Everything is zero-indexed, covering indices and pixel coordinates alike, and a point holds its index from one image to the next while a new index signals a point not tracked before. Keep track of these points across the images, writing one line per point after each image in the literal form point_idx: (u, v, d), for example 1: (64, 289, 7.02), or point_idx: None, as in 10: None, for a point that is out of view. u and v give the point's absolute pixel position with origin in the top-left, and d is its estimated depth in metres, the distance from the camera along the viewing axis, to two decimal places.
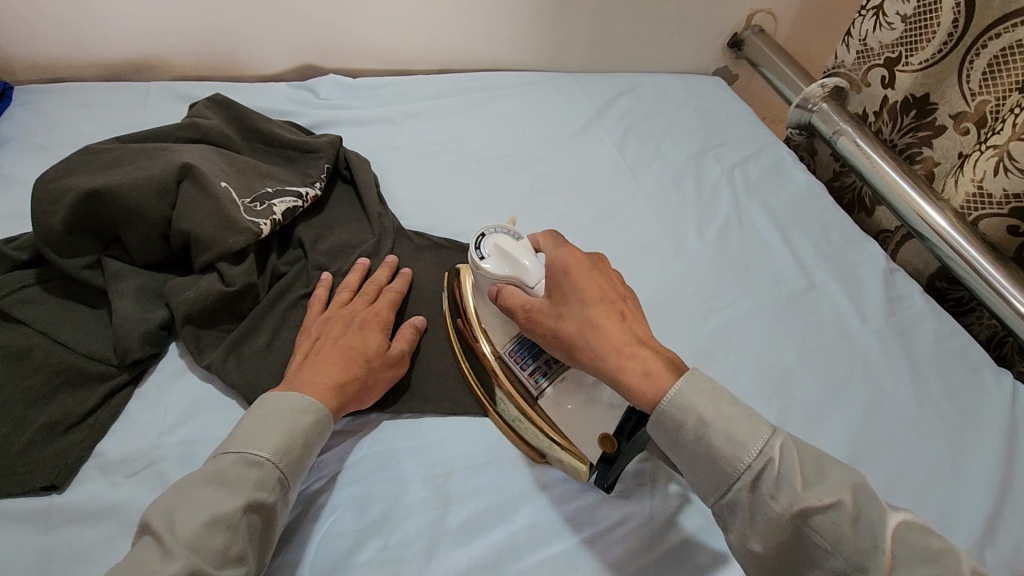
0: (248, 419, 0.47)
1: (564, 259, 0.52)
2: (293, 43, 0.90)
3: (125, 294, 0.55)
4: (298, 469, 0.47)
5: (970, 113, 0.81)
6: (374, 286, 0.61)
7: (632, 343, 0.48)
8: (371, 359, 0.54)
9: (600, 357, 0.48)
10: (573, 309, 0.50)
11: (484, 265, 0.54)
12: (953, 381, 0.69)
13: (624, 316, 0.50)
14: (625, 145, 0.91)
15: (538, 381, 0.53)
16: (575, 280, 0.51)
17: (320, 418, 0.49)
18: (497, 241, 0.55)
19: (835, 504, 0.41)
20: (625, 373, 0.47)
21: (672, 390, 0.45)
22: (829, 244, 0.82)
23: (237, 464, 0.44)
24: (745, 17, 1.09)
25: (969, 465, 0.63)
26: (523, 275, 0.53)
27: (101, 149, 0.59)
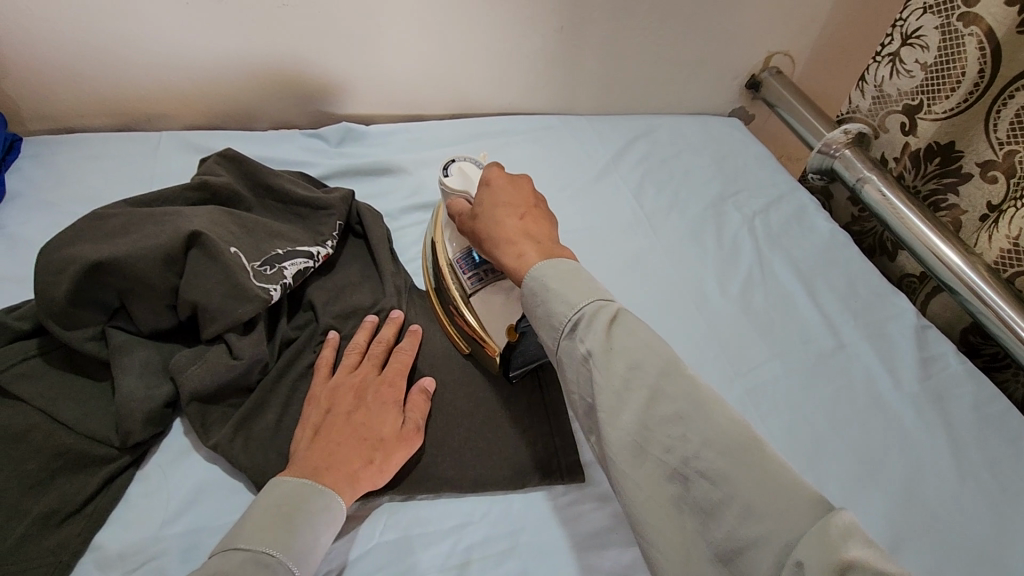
0: (256, 511, 0.45)
1: (485, 175, 0.58)
2: (304, 90, 0.89)
3: (128, 370, 0.52)
4: (309, 565, 0.45)
5: (998, 163, 0.79)
6: (382, 348, 0.59)
7: (521, 235, 0.53)
8: (385, 440, 0.51)
9: (495, 246, 0.54)
10: (488, 210, 0.56)
11: (445, 181, 0.61)
12: (994, 453, 0.66)
13: (523, 215, 0.55)
14: (643, 193, 0.89)
15: (472, 283, 0.60)
16: (491, 186, 0.57)
17: (332, 507, 0.47)
18: (461, 166, 0.62)
19: (730, 466, 0.38)
20: (504, 256, 0.53)
21: (538, 266, 0.50)
22: (856, 298, 0.79)
23: (246, 566, 0.41)
24: (762, 59, 1.07)
25: (1017, 548, 0.59)
26: (471, 193, 0.61)
27: (108, 213, 0.57)
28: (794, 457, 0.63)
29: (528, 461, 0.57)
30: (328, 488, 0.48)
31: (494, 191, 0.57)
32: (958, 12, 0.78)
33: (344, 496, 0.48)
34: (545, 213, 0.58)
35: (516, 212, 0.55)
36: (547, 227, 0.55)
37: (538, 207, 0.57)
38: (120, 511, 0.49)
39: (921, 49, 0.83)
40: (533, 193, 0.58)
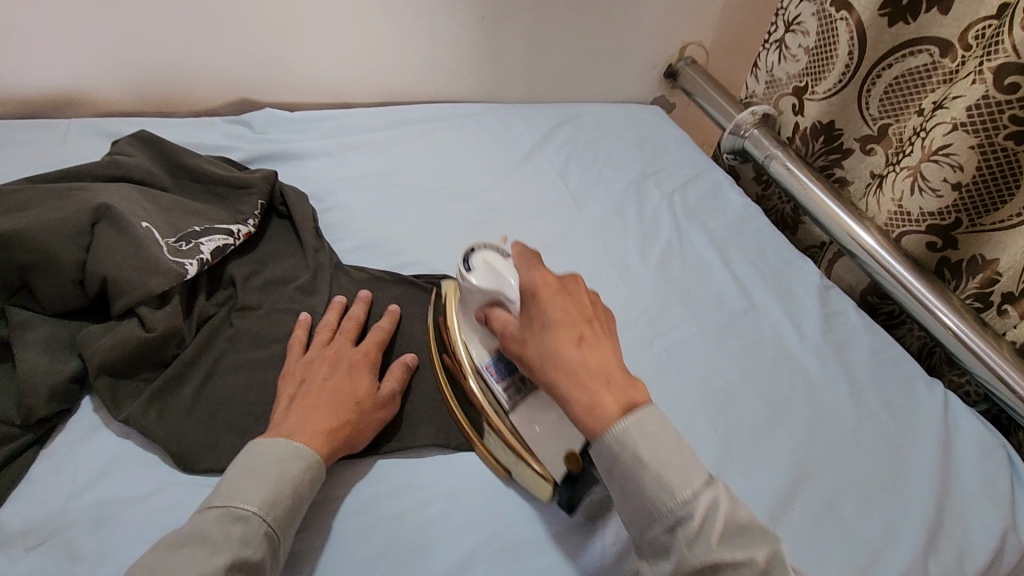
0: (232, 470, 0.47)
1: (531, 287, 0.52)
2: (227, 79, 0.88)
3: (31, 347, 0.51)
4: (287, 523, 0.46)
5: (875, 136, 0.88)
6: (353, 322, 0.60)
7: (587, 373, 0.47)
8: (361, 402, 0.53)
9: (565, 391, 0.47)
10: (536, 336, 0.50)
11: (468, 279, 0.57)
12: (889, 393, 0.71)
13: (608, 380, 0.47)
14: (568, 173, 0.92)
15: (511, 395, 0.55)
16: (544, 305, 0.51)
17: (309, 465, 0.48)
18: (484, 257, 0.57)
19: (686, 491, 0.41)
20: (574, 405, 0.46)
21: (620, 422, 0.44)
22: (766, 264, 0.84)
23: (221, 521, 0.43)
24: (678, 49, 1.13)
25: (911, 475, 0.64)
26: (504, 295, 0.55)
27: (7, 190, 0.56)
28: (711, 406, 0.67)
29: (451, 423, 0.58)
30: (305, 446, 0.48)
31: (563, 358, 0.48)
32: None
33: (322, 456, 0.49)
34: (602, 325, 0.52)
35: (600, 377, 0.47)
36: (609, 347, 0.50)
37: (595, 317, 0.52)
38: (22, 490, 0.47)
39: (803, 35, 0.91)
40: (587, 299, 0.53)
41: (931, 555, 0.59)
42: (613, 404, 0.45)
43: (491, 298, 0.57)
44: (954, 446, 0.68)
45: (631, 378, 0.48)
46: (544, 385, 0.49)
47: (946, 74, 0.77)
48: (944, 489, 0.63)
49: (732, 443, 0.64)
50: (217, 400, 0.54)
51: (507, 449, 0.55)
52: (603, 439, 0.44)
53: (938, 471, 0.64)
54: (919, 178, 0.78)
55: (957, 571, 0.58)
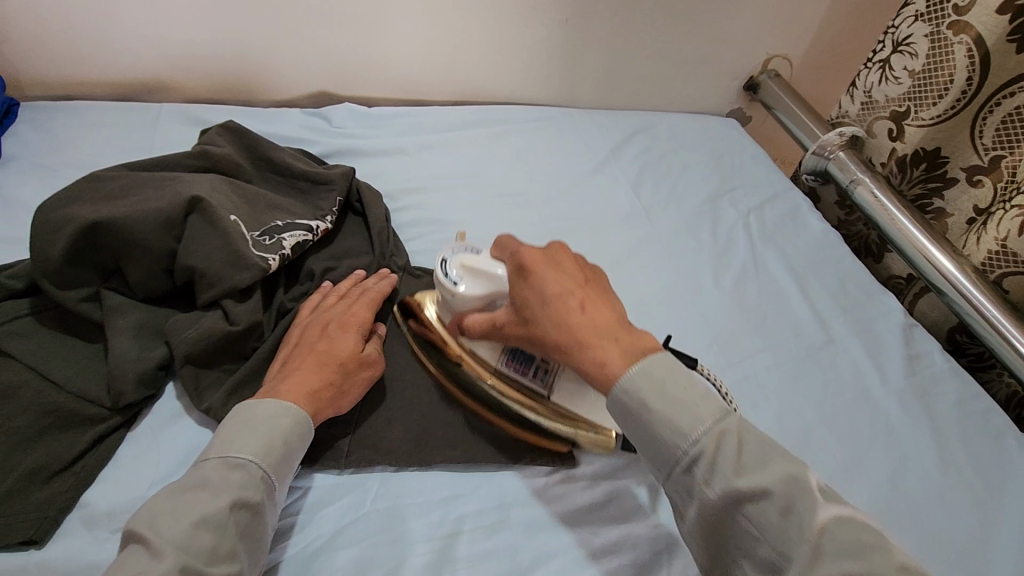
0: (223, 427, 0.46)
1: (519, 261, 0.51)
2: (308, 71, 0.89)
3: (123, 332, 0.52)
4: (282, 473, 0.46)
5: (985, 168, 0.81)
6: (356, 289, 0.61)
7: (597, 333, 0.46)
8: (346, 363, 0.53)
9: (571, 350, 0.46)
10: (541, 309, 0.49)
11: (460, 290, 0.55)
12: (977, 448, 0.67)
13: (616, 336, 0.46)
14: (641, 186, 0.89)
15: (543, 378, 0.54)
16: (538, 281, 0.49)
17: (297, 420, 0.47)
18: (461, 262, 0.56)
19: (767, 492, 0.38)
20: (584, 364, 0.45)
21: (625, 373, 0.43)
22: (847, 296, 0.80)
23: (219, 467, 0.43)
24: (762, 61, 1.08)
25: (1000, 540, 0.60)
26: (499, 293, 0.54)
27: (107, 176, 0.58)
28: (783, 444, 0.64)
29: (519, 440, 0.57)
30: (292, 404, 0.48)
31: (592, 345, 0.46)
32: (947, 21, 0.80)
33: (308, 413, 0.48)
34: (598, 285, 0.51)
35: (607, 334, 0.46)
36: (608, 304, 0.49)
37: (590, 281, 0.50)
38: (108, 472, 0.48)
39: (910, 57, 0.85)
40: (574, 261, 0.51)
41: None
42: (623, 362, 0.44)
43: (484, 300, 0.55)
44: None
45: (634, 330, 0.47)
46: (550, 347, 0.48)
47: None
48: None
49: None
50: None
51: (543, 418, 0.55)
52: (613, 393, 0.44)
53: None
54: None
55: None
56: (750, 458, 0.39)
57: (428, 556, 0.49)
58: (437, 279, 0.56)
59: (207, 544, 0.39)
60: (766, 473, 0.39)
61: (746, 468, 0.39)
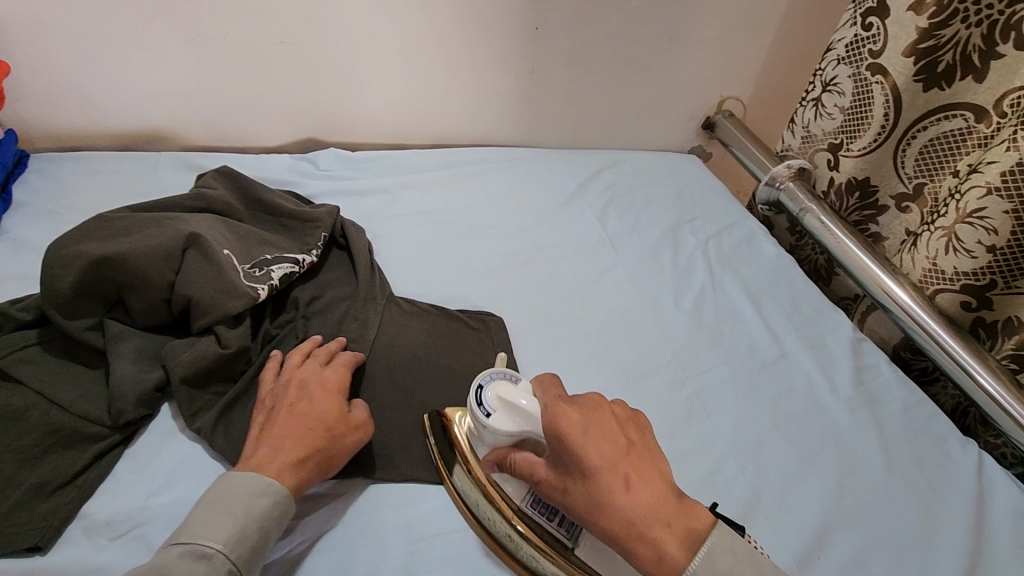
0: (200, 508, 0.48)
1: (557, 424, 0.48)
2: (297, 120, 0.97)
3: (124, 357, 0.57)
4: (252, 560, 0.47)
5: (910, 195, 0.89)
6: (325, 351, 0.62)
7: (653, 521, 0.45)
8: (329, 429, 0.55)
9: (619, 535, 0.46)
10: (602, 465, 0.47)
11: (490, 423, 0.53)
12: (920, 450, 0.72)
13: (669, 522, 0.46)
14: (607, 217, 0.96)
15: (568, 529, 0.52)
16: (577, 447, 0.48)
17: (277, 498, 0.50)
18: (498, 392, 0.54)
19: None
20: (639, 560, 0.45)
21: (687, 569, 0.44)
22: (798, 314, 0.86)
23: (184, 558, 0.45)
24: (716, 103, 1.18)
25: (942, 533, 0.64)
26: (530, 433, 0.52)
27: (112, 217, 0.63)
28: (740, 452, 0.69)
29: None
30: (274, 479, 0.51)
31: (649, 539, 0.45)
32: (866, 63, 0.89)
33: (291, 484, 0.51)
34: (635, 429, 0.52)
35: (656, 520, 0.45)
36: (653, 469, 0.48)
37: (631, 445, 0.49)
38: (107, 485, 0.52)
39: (839, 95, 0.95)
40: (611, 415, 0.51)
41: None
42: (677, 549, 0.44)
43: (514, 441, 0.54)
44: (986, 506, 0.68)
45: (685, 508, 0.47)
46: (594, 529, 0.47)
47: (981, 139, 0.79)
48: (974, 549, 0.63)
49: (761, 489, 0.66)
50: None
51: (559, 568, 0.51)
52: None
53: (969, 532, 0.64)
54: (953, 239, 0.79)
55: None
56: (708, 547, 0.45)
57: (407, 556, 0.53)
58: (470, 408, 0.54)
59: None
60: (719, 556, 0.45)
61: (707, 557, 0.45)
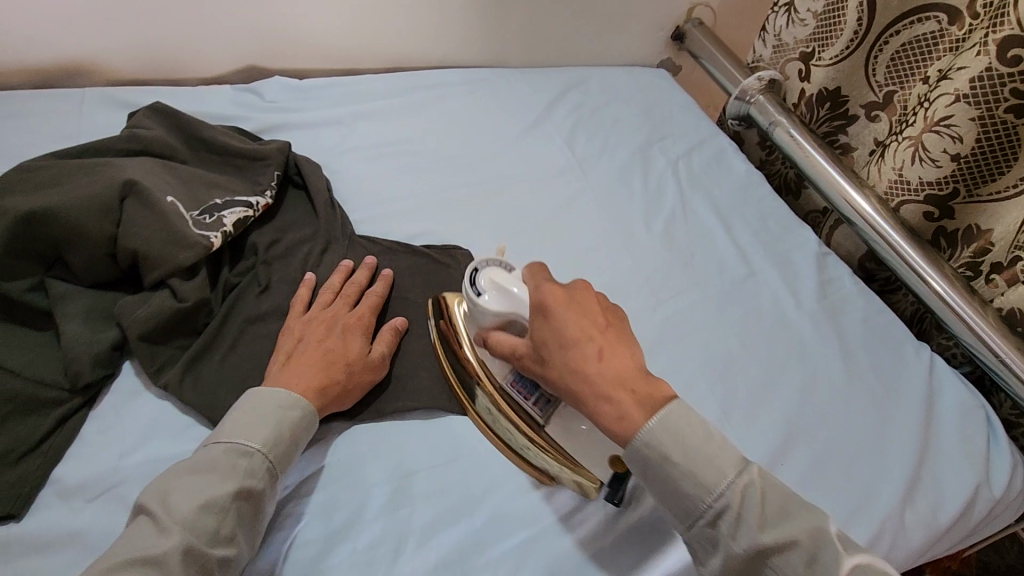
0: (237, 410, 0.50)
1: (541, 298, 0.51)
2: (235, 46, 0.88)
3: (73, 317, 0.54)
4: (286, 459, 0.49)
5: (880, 104, 0.88)
6: (355, 288, 0.63)
7: (615, 384, 0.48)
8: (351, 363, 0.56)
9: (586, 396, 0.48)
10: (573, 334, 0.49)
11: (483, 301, 0.55)
12: (878, 356, 0.75)
13: (630, 387, 0.47)
14: (575, 140, 0.93)
15: (543, 408, 0.55)
16: (556, 319, 0.50)
17: (306, 415, 0.51)
18: (491, 275, 0.57)
19: (790, 545, 0.42)
20: (602, 417, 0.47)
21: (647, 426, 0.46)
22: (767, 231, 0.87)
23: (227, 455, 0.47)
24: (685, 11, 1.12)
25: (895, 431, 0.69)
26: (519, 315, 0.55)
27: (37, 166, 0.58)
28: (711, 371, 0.70)
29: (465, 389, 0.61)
30: (301, 398, 0.52)
31: (613, 399, 0.47)
32: None
33: (315, 408, 0.53)
34: (620, 326, 0.52)
35: (620, 385, 0.47)
36: (627, 350, 0.49)
37: (610, 325, 0.51)
38: (76, 448, 0.51)
39: None
40: (599, 301, 0.51)
41: (907, 508, 0.63)
42: (642, 412, 0.47)
43: (502, 320, 0.56)
44: (935, 405, 0.72)
45: (648, 377, 0.49)
46: (562, 389, 0.50)
47: (953, 42, 0.77)
48: (923, 445, 0.68)
49: (730, 405, 0.68)
50: (243, 368, 0.57)
51: (546, 454, 0.55)
52: (631, 445, 0.46)
53: (918, 430, 0.69)
54: (919, 148, 0.79)
55: (930, 523, 0.63)
56: (771, 514, 0.43)
57: (390, 493, 0.54)
58: (464, 290, 0.57)
59: (209, 527, 0.43)
60: (786, 525, 0.43)
61: (766, 524, 0.43)
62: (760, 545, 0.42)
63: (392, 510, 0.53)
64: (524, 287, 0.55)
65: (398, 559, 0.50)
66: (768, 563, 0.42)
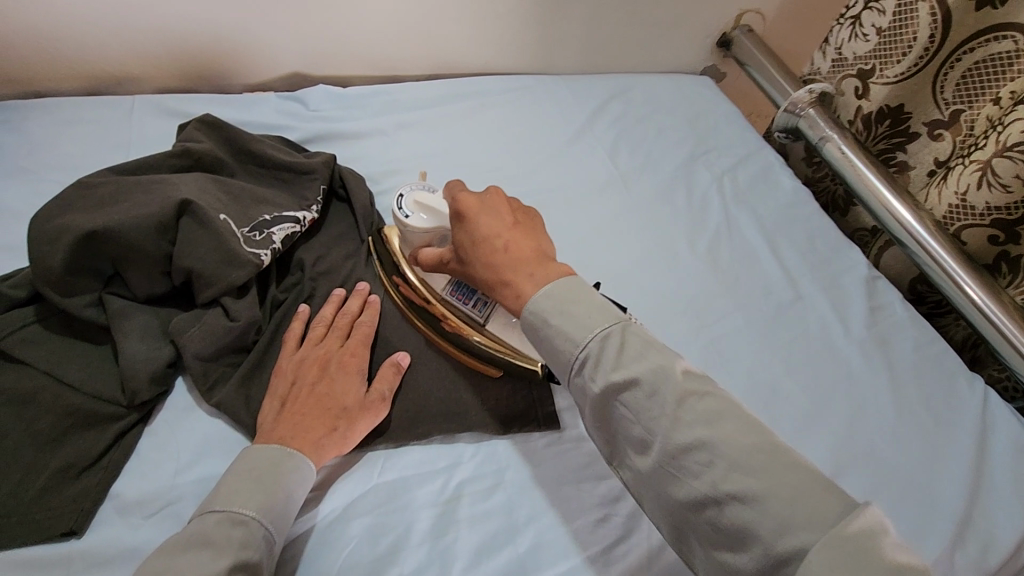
0: (232, 473, 0.49)
1: (457, 205, 0.52)
2: (280, 53, 0.88)
3: (130, 334, 0.55)
4: (281, 524, 0.48)
5: (944, 123, 0.84)
6: (347, 319, 0.61)
7: (521, 267, 0.49)
8: (348, 408, 0.54)
9: (496, 287, 0.50)
10: (486, 229, 0.51)
11: (411, 222, 0.58)
12: (929, 388, 0.73)
13: (531, 269, 0.49)
14: (617, 152, 0.91)
15: (481, 309, 0.60)
16: (472, 224, 0.51)
17: (300, 469, 0.50)
18: (415, 198, 0.59)
19: (701, 445, 0.39)
20: (506, 301, 0.49)
21: (536, 295, 0.47)
22: (815, 252, 0.85)
23: (222, 524, 0.45)
24: (733, 17, 1.08)
25: (946, 468, 0.67)
26: (447, 229, 0.59)
27: (97, 182, 0.59)
28: (755, 399, 0.69)
29: (508, 413, 0.61)
30: (297, 452, 0.51)
31: (515, 284, 0.48)
32: None
33: (311, 461, 0.51)
34: (531, 222, 0.54)
35: (522, 266, 0.49)
36: (533, 241, 0.51)
37: (518, 221, 0.53)
38: (133, 464, 0.52)
39: (879, 13, 0.87)
40: (508, 204, 0.53)
41: (959, 549, 0.62)
42: (533, 286, 0.48)
43: (430, 235, 0.59)
44: (989, 441, 0.70)
45: (550, 259, 0.50)
46: (478, 283, 0.52)
47: None
48: (975, 483, 0.66)
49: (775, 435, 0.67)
50: None
51: (490, 347, 0.60)
52: (522, 322, 0.48)
53: (971, 467, 0.67)
54: (987, 172, 0.76)
55: (983, 565, 0.61)
56: (689, 418, 0.41)
57: (436, 518, 0.54)
58: (392, 212, 0.60)
59: None
60: (706, 425, 0.40)
61: (682, 426, 0.40)
62: (690, 466, 0.39)
63: (437, 535, 0.53)
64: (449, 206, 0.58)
65: None
66: (686, 471, 0.40)
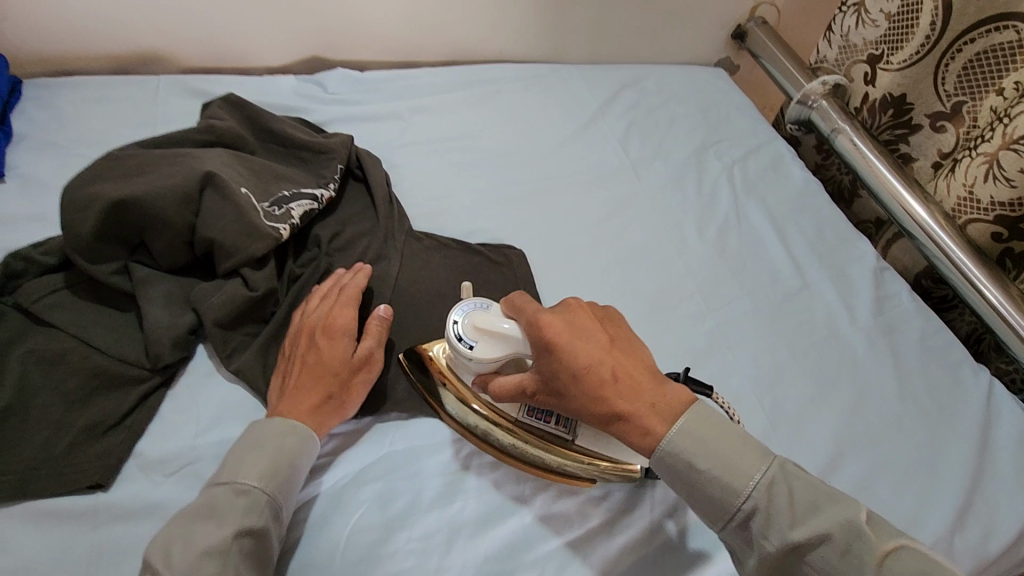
0: (238, 445, 0.50)
1: (546, 336, 0.50)
2: (300, 37, 0.90)
3: (154, 300, 0.57)
4: (287, 491, 0.49)
5: (948, 114, 0.84)
6: (333, 287, 0.61)
7: (635, 401, 0.48)
8: (338, 372, 0.55)
9: (611, 420, 0.49)
10: (582, 350, 0.49)
11: (476, 354, 0.54)
12: (933, 377, 0.74)
13: (651, 402, 0.49)
14: (629, 141, 0.92)
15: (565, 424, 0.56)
16: (567, 352, 0.49)
17: (304, 438, 0.52)
18: (475, 322, 0.55)
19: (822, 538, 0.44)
20: (626, 434, 0.49)
21: (668, 437, 0.48)
22: (824, 242, 0.85)
23: (226, 494, 0.47)
24: (748, 9, 1.09)
25: (948, 455, 0.68)
26: (522, 352, 0.53)
27: (124, 155, 0.61)
28: (760, 383, 0.70)
29: None
30: (297, 422, 0.52)
31: (631, 416, 0.48)
32: None
33: (312, 428, 0.53)
34: (616, 325, 0.54)
35: (640, 399, 0.49)
36: (635, 361, 0.51)
37: (612, 340, 0.51)
38: (155, 425, 0.55)
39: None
40: (593, 317, 0.52)
41: (959, 533, 0.62)
42: (663, 423, 0.48)
43: (505, 362, 0.55)
44: (992, 430, 0.70)
45: (659, 381, 0.50)
46: (585, 416, 0.50)
47: None
48: (977, 470, 0.67)
49: (778, 419, 0.68)
50: None
51: (543, 453, 0.56)
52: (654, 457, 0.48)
53: (973, 456, 0.68)
54: (993, 166, 0.77)
55: (982, 550, 0.62)
56: (798, 507, 0.45)
57: (444, 486, 0.56)
58: (452, 344, 0.55)
59: (213, 570, 0.43)
60: (816, 517, 0.45)
61: (796, 519, 0.45)
62: (788, 536, 0.44)
63: (445, 503, 0.55)
64: (512, 321, 0.54)
65: (450, 551, 0.52)
66: (802, 559, 0.44)
